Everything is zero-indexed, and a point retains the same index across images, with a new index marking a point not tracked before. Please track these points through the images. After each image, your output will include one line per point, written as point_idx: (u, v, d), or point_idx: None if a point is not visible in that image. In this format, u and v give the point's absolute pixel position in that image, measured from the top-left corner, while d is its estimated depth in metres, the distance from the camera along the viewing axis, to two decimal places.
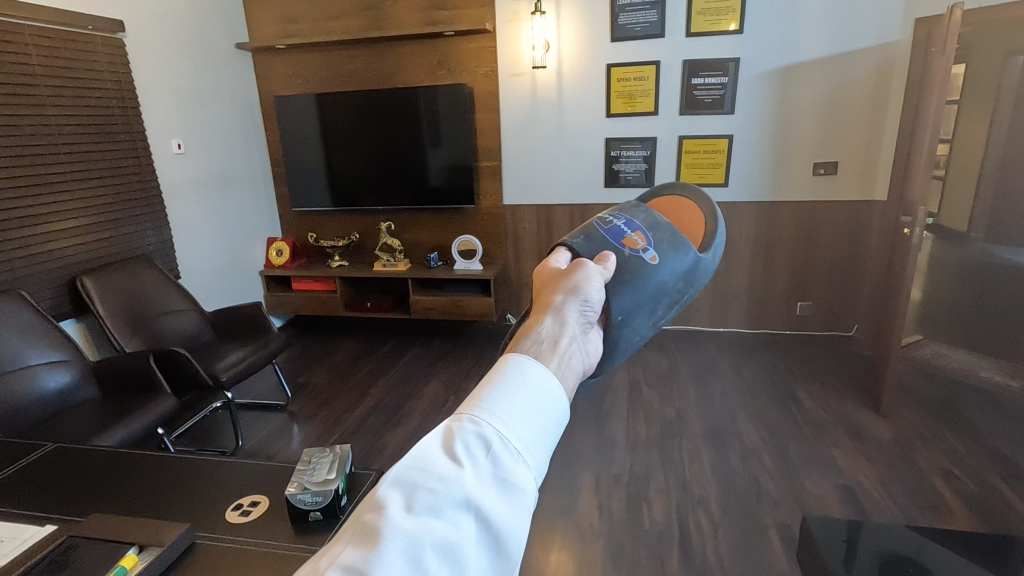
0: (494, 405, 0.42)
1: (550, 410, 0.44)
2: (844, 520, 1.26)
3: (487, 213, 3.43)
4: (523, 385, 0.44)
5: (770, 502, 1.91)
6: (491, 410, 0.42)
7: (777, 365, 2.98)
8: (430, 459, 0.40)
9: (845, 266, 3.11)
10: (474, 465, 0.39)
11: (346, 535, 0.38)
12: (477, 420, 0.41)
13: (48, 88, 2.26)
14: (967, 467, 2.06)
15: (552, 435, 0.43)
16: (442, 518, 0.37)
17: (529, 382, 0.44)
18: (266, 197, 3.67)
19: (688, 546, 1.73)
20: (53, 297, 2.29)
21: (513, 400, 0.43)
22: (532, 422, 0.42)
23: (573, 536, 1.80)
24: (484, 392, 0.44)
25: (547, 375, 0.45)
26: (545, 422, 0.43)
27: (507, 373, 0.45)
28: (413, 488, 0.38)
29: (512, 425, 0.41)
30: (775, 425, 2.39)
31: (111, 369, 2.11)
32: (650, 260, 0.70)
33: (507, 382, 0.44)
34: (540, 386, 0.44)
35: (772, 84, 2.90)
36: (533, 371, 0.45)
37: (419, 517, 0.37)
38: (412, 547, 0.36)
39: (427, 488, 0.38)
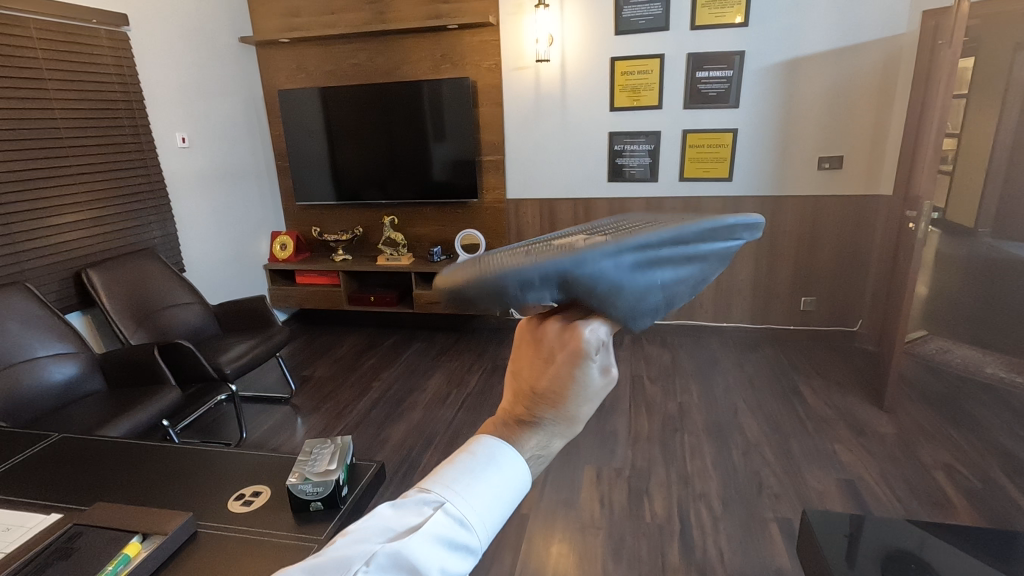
0: (464, 491, 0.49)
1: (507, 496, 0.50)
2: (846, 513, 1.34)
3: (490, 207, 3.44)
4: (494, 483, 0.50)
5: (771, 496, 1.92)
6: (463, 505, 0.48)
7: (780, 361, 2.97)
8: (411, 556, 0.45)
9: (849, 260, 3.09)
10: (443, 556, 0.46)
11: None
12: (450, 510, 0.48)
13: (53, 81, 2.27)
14: (970, 463, 2.06)
15: (501, 516, 0.50)
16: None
17: (498, 479, 0.50)
18: (269, 191, 3.68)
19: (688, 539, 1.74)
20: (58, 290, 2.31)
21: (480, 488, 0.49)
22: (489, 510, 0.49)
23: (573, 528, 1.81)
24: (456, 481, 0.49)
25: (514, 461, 0.50)
26: (500, 508, 0.50)
27: (485, 470, 0.50)
28: None
29: (479, 526, 0.48)
30: (777, 420, 2.39)
31: (117, 361, 2.13)
32: None
33: (479, 468, 0.50)
34: (507, 475, 0.50)
35: (775, 78, 2.88)
36: (505, 459, 0.50)
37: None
38: None
39: None
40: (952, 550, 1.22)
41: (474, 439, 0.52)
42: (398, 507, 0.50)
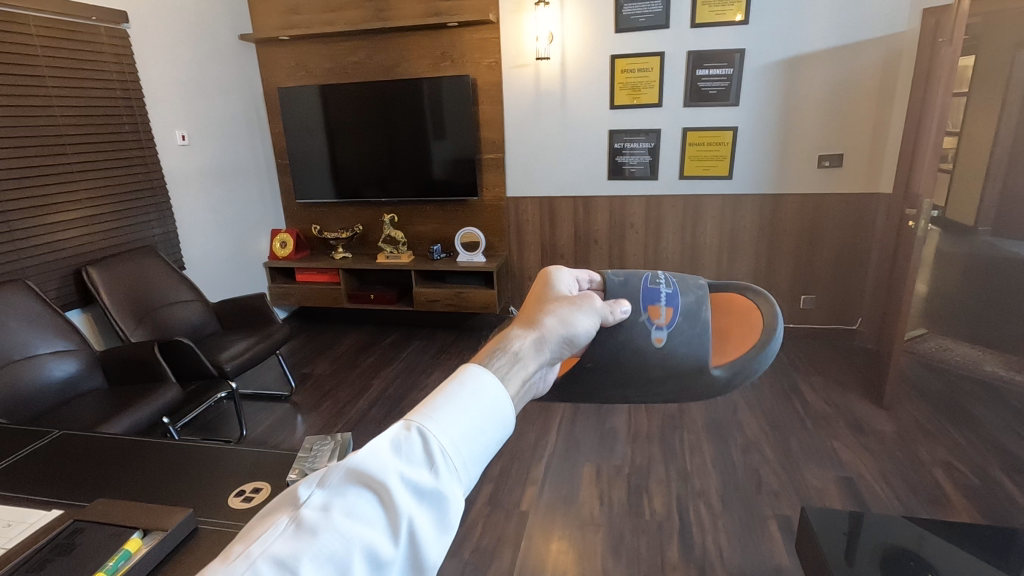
0: (437, 416, 0.47)
1: (485, 424, 0.47)
2: (846, 511, 1.34)
3: (490, 205, 3.44)
4: (472, 403, 0.48)
5: (770, 493, 1.92)
6: (433, 425, 0.46)
7: (779, 358, 2.97)
8: (366, 471, 0.44)
9: (849, 258, 3.09)
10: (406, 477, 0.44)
11: (273, 530, 0.42)
12: (419, 432, 0.46)
13: (52, 79, 2.27)
14: (968, 460, 2.07)
15: (481, 446, 0.47)
16: (369, 527, 0.42)
17: (472, 402, 0.48)
18: (269, 189, 3.68)
19: (687, 536, 1.75)
20: (58, 288, 2.31)
21: (454, 412, 0.47)
22: (467, 436, 0.46)
23: (573, 526, 1.81)
24: (432, 406, 0.48)
25: (491, 386, 0.49)
26: (478, 435, 0.47)
27: (456, 390, 0.49)
28: (353, 495, 0.43)
29: (451, 442, 0.45)
30: (776, 417, 2.39)
31: (117, 359, 2.14)
32: (657, 339, 0.62)
33: (456, 394, 0.48)
34: (483, 401, 0.48)
35: (775, 76, 2.88)
36: (481, 385, 0.49)
37: (349, 526, 0.42)
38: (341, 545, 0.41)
39: (365, 495, 0.43)
40: (951, 549, 1.23)
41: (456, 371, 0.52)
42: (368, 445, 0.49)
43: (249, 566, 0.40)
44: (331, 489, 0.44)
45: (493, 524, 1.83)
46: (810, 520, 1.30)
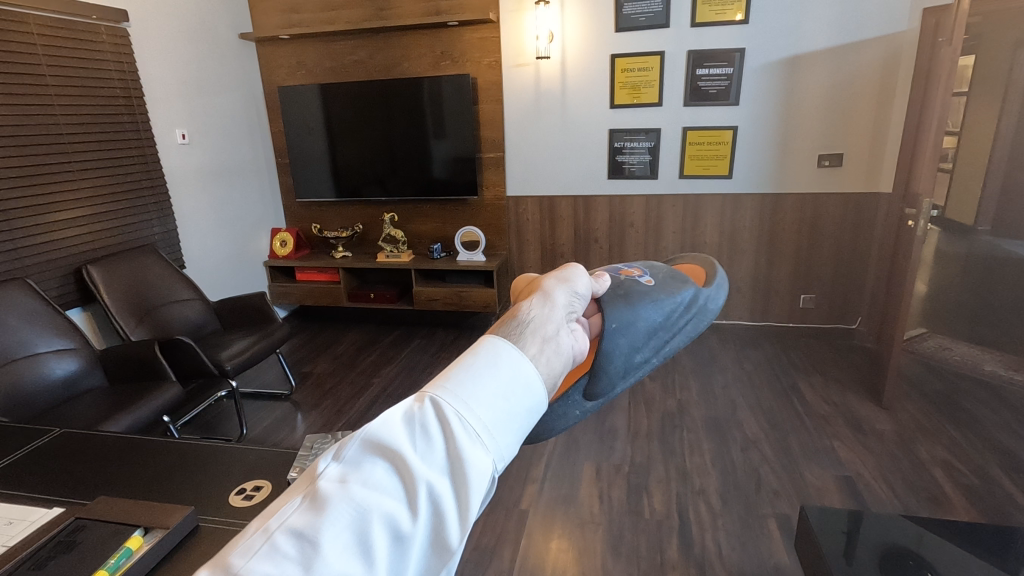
0: (460, 384, 0.40)
1: (516, 394, 0.40)
2: (844, 510, 1.35)
3: (490, 204, 3.44)
4: (496, 371, 0.41)
5: (769, 492, 1.93)
6: (454, 394, 0.39)
7: (779, 358, 2.98)
8: (385, 440, 0.39)
9: (848, 257, 3.10)
10: (427, 448, 0.39)
11: (291, 505, 0.38)
12: (439, 401, 0.40)
13: (53, 77, 2.27)
14: (967, 459, 2.07)
15: (514, 417, 0.40)
16: (390, 500, 0.37)
17: (498, 370, 0.41)
18: (269, 187, 3.68)
19: (687, 535, 1.75)
20: (59, 286, 2.31)
21: (478, 380, 0.40)
22: (497, 405, 0.40)
23: (572, 524, 1.81)
24: (455, 374, 0.41)
25: (517, 356, 0.42)
26: (508, 405, 0.40)
27: (478, 353, 0.42)
28: (372, 465, 0.39)
29: (474, 414, 0.39)
30: (776, 416, 2.39)
31: (117, 355, 2.14)
32: (648, 282, 0.60)
33: (476, 363, 0.41)
34: (514, 367, 0.41)
35: (776, 76, 2.88)
36: (505, 356, 0.42)
37: (366, 498, 0.37)
38: (358, 519, 0.36)
39: (385, 464, 0.39)
40: (950, 549, 1.23)
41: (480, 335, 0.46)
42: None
43: (265, 540, 0.36)
44: (348, 461, 0.39)
45: (493, 522, 1.84)
46: (809, 519, 1.31)
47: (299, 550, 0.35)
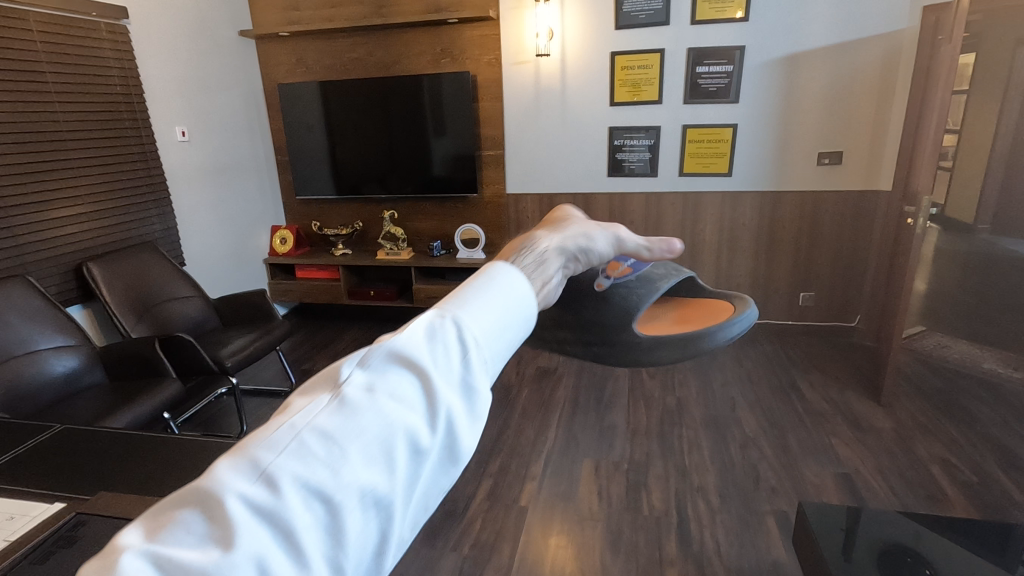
0: (462, 309, 0.45)
1: (510, 317, 0.47)
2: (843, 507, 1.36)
3: (490, 202, 3.44)
4: (495, 299, 0.47)
5: (768, 489, 1.93)
6: (461, 318, 0.44)
7: (779, 355, 2.98)
8: (403, 361, 0.40)
9: (848, 255, 3.10)
10: (440, 361, 0.41)
11: (303, 410, 0.37)
12: (445, 323, 0.44)
13: (53, 74, 2.27)
14: (965, 457, 2.07)
15: (505, 335, 0.46)
16: (413, 414, 0.38)
17: (497, 299, 0.47)
18: (269, 185, 3.69)
19: (685, 532, 1.76)
20: (60, 283, 2.31)
21: (481, 305, 0.46)
22: (496, 322, 0.45)
23: (571, 521, 1.82)
24: (456, 304, 0.46)
25: (505, 294, 0.48)
26: (503, 325, 0.46)
27: (476, 292, 0.47)
28: (385, 380, 0.39)
29: (478, 333, 0.43)
30: (775, 414, 2.40)
31: (117, 354, 2.14)
32: None
33: (475, 295, 0.47)
34: (504, 298, 0.47)
35: (775, 73, 2.88)
36: (492, 293, 0.47)
37: (391, 407, 0.38)
38: (375, 435, 0.36)
39: (397, 388, 0.39)
40: (948, 545, 1.25)
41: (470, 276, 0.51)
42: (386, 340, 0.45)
43: (286, 441, 0.34)
44: (367, 375, 0.39)
45: (492, 519, 1.84)
46: (807, 515, 1.32)
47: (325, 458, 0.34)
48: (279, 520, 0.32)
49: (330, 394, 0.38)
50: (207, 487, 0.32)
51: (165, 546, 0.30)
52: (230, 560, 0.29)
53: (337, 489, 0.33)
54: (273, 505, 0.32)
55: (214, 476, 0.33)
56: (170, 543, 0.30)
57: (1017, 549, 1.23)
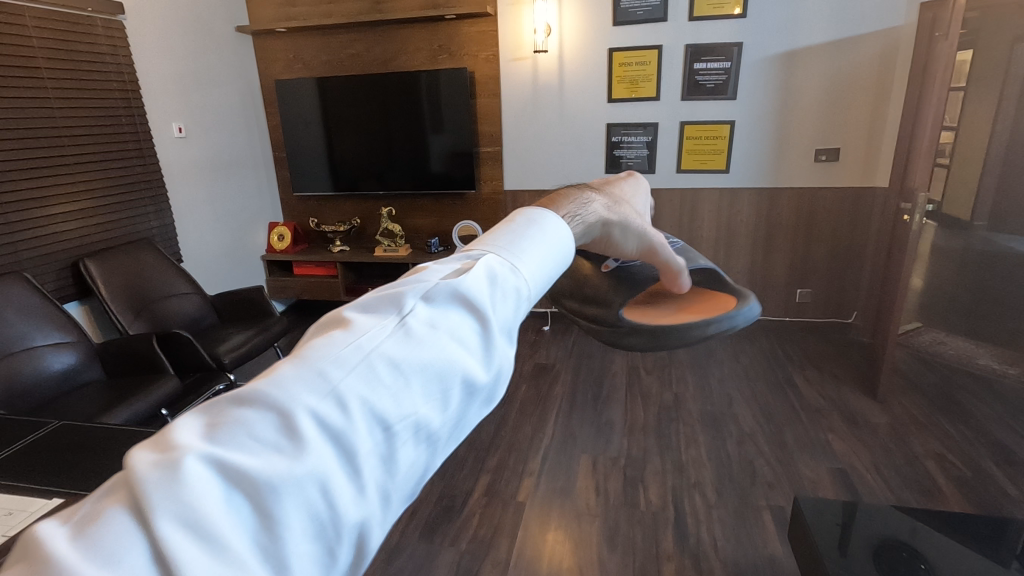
0: (516, 248, 0.41)
1: (558, 262, 0.43)
2: (838, 502, 1.39)
3: (488, 199, 3.44)
4: (546, 241, 0.43)
5: (764, 484, 1.94)
6: (518, 257, 0.40)
7: (776, 351, 2.99)
8: (479, 294, 0.37)
9: (845, 252, 3.12)
10: (494, 302, 0.37)
11: (367, 329, 0.33)
12: (502, 261, 0.40)
13: (50, 71, 2.26)
14: (960, 453, 2.08)
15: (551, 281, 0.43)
16: (467, 354, 0.35)
17: (551, 241, 0.43)
18: (267, 181, 3.68)
19: (682, 526, 1.77)
20: (57, 280, 2.31)
21: (532, 247, 0.42)
22: (544, 268, 0.42)
23: (568, 516, 1.83)
24: (507, 239, 0.42)
25: (557, 232, 0.44)
26: (551, 270, 0.43)
27: (528, 227, 0.43)
28: (437, 313, 0.35)
29: (531, 277, 0.40)
30: (772, 410, 2.41)
31: (116, 350, 2.15)
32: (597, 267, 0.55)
33: (526, 232, 0.43)
34: (555, 239, 0.43)
35: (773, 69, 2.88)
36: (549, 229, 0.44)
37: (444, 344, 0.34)
38: (429, 371, 0.33)
39: (449, 320, 0.35)
40: (945, 542, 1.27)
41: (516, 211, 0.46)
42: (439, 264, 0.41)
43: (327, 374, 0.30)
44: (437, 305, 0.36)
45: (490, 514, 1.85)
46: (804, 512, 1.35)
47: (397, 385, 0.32)
48: (342, 445, 0.29)
49: (396, 316, 0.34)
50: (278, 392, 0.29)
51: (227, 448, 0.27)
52: (296, 473, 0.27)
53: (408, 420, 0.31)
54: (344, 426, 0.29)
55: (262, 387, 0.30)
56: (232, 444, 0.27)
57: (1011, 544, 1.25)
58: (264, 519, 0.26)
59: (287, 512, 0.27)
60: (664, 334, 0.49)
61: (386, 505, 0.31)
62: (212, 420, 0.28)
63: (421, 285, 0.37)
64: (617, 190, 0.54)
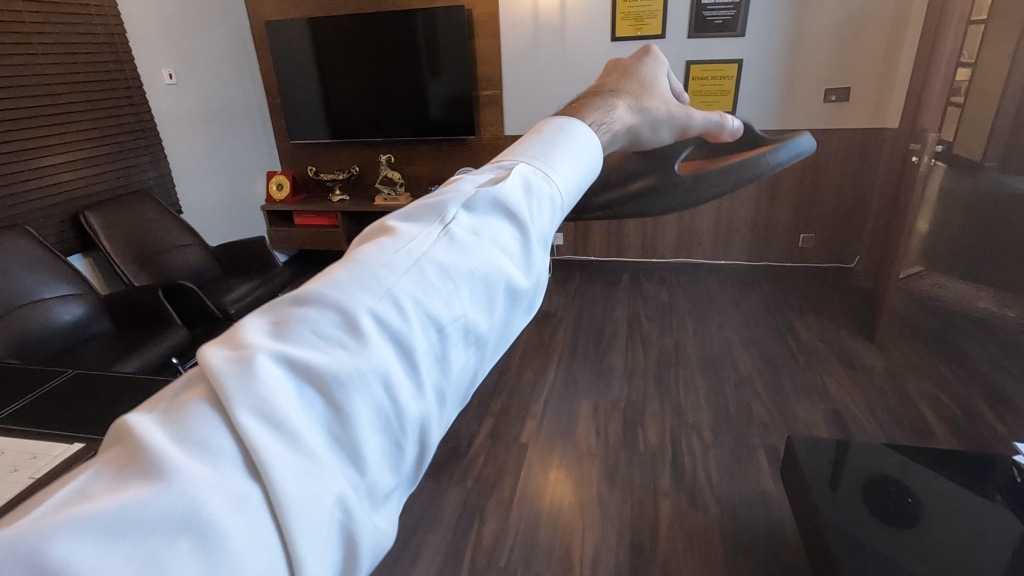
0: (547, 155, 0.39)
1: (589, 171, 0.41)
2: (832, 442, 1.48)
3: (489, 145, 3.38)
4: (576, 148, 0.40)
5: (760, 425, 2.00)
6: (551, 164, 0.38)
7: (776, 297, 3.01)
8: (518, 201, 0.35)
9: (850, 197, 3.08)
10: (532, 210, 0.36)
11: (413, 236, 0.32)
12: (535, 167, 0.38)
13: (34, 15, 2.16)
14: (953, 393, 2.13)
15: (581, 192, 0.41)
16: (510, 261, 0.33)
17: (581, 146, 0.40)
18: (262, 130, 3.61)
19: (679, 465, 1.84)
20: (59, 233, 2.32)
21: (564, 153, 0.39)
22: (577, 176, 0.40)
23: (570, 457, 1.90)
24: (538, 147, 0.39)
25: (587, 135, 0.41)
26: (582, 180, 0.41)
27: (557, 132, 0.41)
28: (478, 223, 0.34)
29: (565, 185, 0.38)
30: (770, 354, 2.45)
31: (122, 301, 2.16)
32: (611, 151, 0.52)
33: (554, 137, 0.40)
34: (586, 142, 0.41)
35: (785, 3, 2.75)
36: (579, 132, 0.41)
37: (490, 252, 0.33)
38: (478, 277, 0.31)
39: (490, 229, 0.34)
40: (928, 476, 1.38)
41: (545, 121, 0.43)
42: (473, 176, 0.38)
43: (379, 277, 0.29)
44: (479, 213, 0.34)
45: (494, 456, 1.92)
46: (798, 455, 1.42)
47: (447, 287, 0.30)
48: (402, 344, 0.27)
49: (439, 223, 0.33)
50: (339, 295, 0.28)
51: (293, 345, 0.25)
52: (362, 367, 0.25)
53: (458, 321, 0.30)
54: (403, 327, 0.28)
55: (313, 293, 0.28)
56: (300, 341, 0.25)
57: (997, 480, 1.35)
58: (332, 414, 0.25)
59: (355, 408, 0.25)
60: (732, 172, 0.50)
61: (442, 404, 0.29)
62: (273, 320, 0.27)
63: (461, 194, 0.35)
64: (639, 75, 0.49)
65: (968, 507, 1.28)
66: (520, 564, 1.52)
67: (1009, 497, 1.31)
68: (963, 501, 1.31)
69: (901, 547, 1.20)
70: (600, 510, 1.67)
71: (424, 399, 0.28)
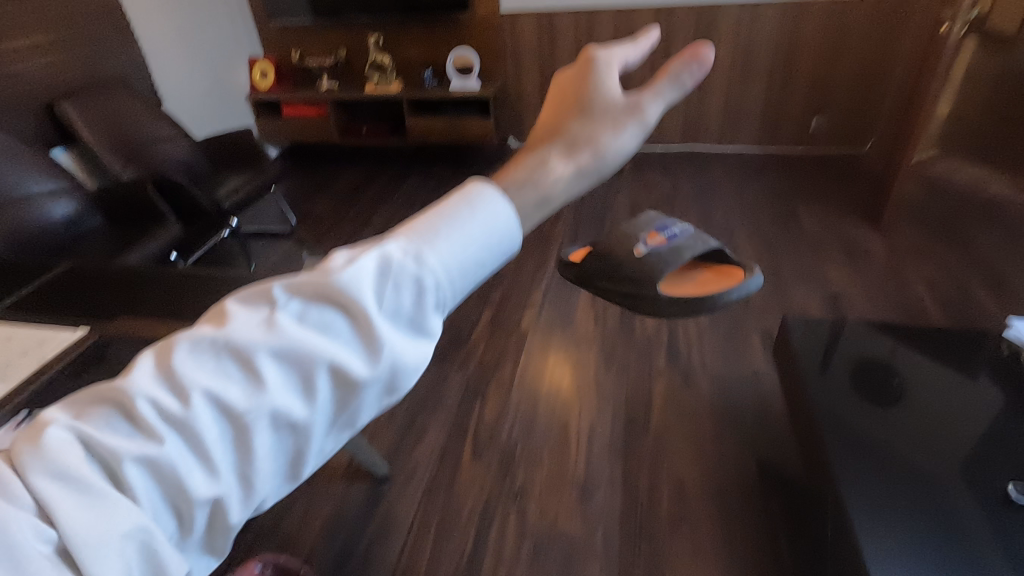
0: (440, 235, 0.40)
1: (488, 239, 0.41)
2: (825, 325, 1.52)
3: (484, 22, 3.12)
4: (474, 229, 0.41)
5: (756, 310, 2.03)
6: (430, 246, 0.39)
7: (783, 184, 2.93)
8: (367, 285, 0.38)
9: (871, 74, 2.88)
10: (393, 301, 0.39)
11: (249, 315, 0.38)
12: (415, 252, 0.39)
13: None
14: (951, 277, 2.14)
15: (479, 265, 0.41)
16: (336, 349, 0.37)
17: (483, 216, 0.41)
18: (239, 9, 3.32)
19: (674, 348, 1.89)
20: (35, 125, 2.23)
21: (462, 227, 0.41)
22: (468, 257, 0.40)
23: (568, 342, 1.95)
24: (437, 221, 0.41)
25: (502, 207, 0.42)
26: (479, 254, 0.41)
27: (474, 201, 0.41)
28: (321, 317, 0.38)
29: (442, 266, 0.39)
30: (771, 242, 2.43)
31: (113, 195, 2.12)
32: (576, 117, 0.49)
33: (465, 212, 0.41)
34: (500, 218, 0.41)
35: None
36: (495, 202, 0.42)
37: (312, 337, 0.37)
38: (305, 371, 0.37)
39: (339, 318, 0.38)
40: (918, 359, 1.42)
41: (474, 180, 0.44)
42: (361, 244, 0.43)
43: (223, 353, 0.36)
44: (319, 305, 0.38)
45: (495, 342, 1.97)
46: (792, 338, 1.46)
47: (262, 381, 0.36)
48: (225, 422, 0.35)
49: (281, 309, 0.38)
50: (223, 346, 0.36)
51: (206, 392, 0.35)
52: (245, 413, 0.35)
53: (267, 410, 0.35)
54: (227, 411, 0.35)
55: (178, 349, 0.37)
56: (209, 388, 0.35)
57: (979, 356, 1.42)
58: (187, 463, 0.35)
59: (191, 467, 0.34)
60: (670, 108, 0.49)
61: (268, 469, 0.37)
62: (195, 346, 0.37)
63: (329, 270, 0.40)
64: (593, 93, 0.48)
65: (953, 389, 1.34)
66: (520, 438, 1.61)
67: (994, 380, 1.36)
68: (948, 384, 1.36)
69: (880, 424, 1.26)
70: (597, 390, 1.75)
71: (219, 490, 0.35)
